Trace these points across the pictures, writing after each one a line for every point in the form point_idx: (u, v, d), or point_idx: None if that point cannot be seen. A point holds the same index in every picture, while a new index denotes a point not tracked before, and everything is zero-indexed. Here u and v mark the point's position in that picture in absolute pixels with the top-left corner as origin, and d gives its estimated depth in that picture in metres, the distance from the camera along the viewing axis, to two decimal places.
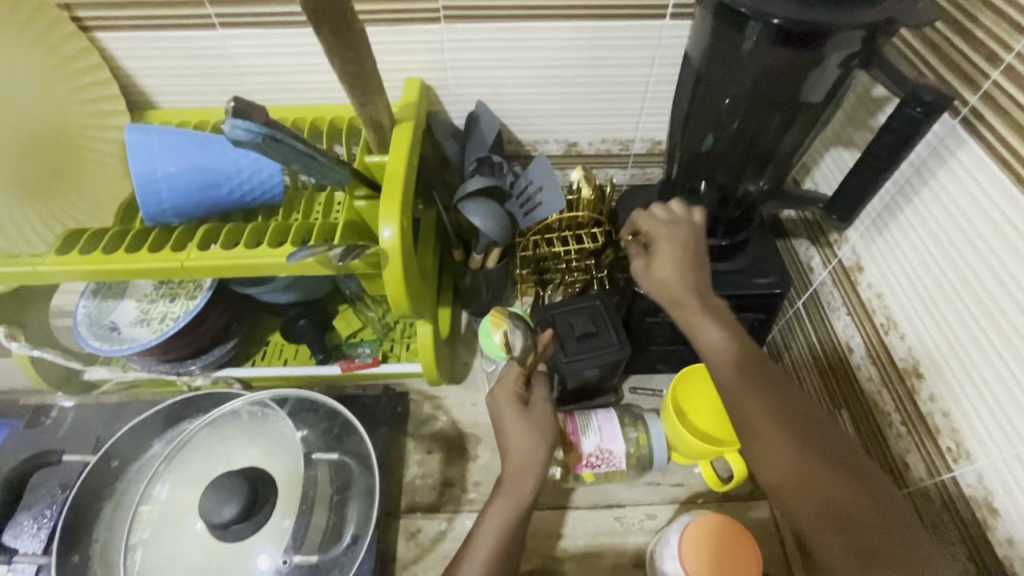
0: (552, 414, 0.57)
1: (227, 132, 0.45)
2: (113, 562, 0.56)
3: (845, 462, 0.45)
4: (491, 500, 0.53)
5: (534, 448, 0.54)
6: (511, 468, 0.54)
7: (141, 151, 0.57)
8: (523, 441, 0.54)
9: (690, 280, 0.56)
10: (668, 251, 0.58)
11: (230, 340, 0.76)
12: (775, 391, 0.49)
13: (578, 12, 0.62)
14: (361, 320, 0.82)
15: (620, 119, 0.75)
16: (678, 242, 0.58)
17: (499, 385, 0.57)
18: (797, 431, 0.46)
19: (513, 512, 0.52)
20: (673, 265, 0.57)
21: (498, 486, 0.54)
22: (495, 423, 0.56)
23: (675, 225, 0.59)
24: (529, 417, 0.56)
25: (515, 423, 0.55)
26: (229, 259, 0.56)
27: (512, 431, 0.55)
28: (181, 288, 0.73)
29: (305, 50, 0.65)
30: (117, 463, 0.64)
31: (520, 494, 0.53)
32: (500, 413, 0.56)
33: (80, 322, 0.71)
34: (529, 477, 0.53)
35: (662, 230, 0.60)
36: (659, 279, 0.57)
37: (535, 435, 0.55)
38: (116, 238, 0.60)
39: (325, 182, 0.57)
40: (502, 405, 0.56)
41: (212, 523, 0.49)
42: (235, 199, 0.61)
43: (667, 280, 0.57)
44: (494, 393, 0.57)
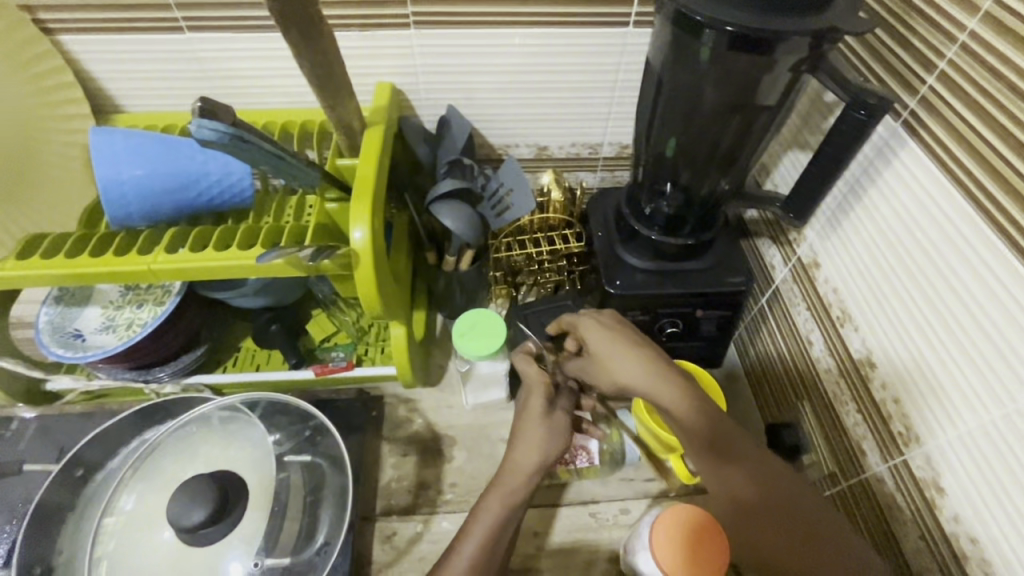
0: (565, 424, 0.59)
1: (194, 132, 0.45)
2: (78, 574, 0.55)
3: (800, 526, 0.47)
4: (483, 499, 0.54)
5: (533, 450, 0.56)
6: (510, 461, 0.56)
7: (106, 154, 0.56)
8: (528, 436, 0.57)
9: (654, 372, 0.53)
10: (606, 349, 0.57)
11: (200, 346, 0.75)
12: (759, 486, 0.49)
13: (544, 18, 0.64)
14: (336, 325, 0.83)
15: (589, 123, 0.77)
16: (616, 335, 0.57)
17: (531, 384, 0.62)
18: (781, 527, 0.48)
19: (500, 514, 0.53)
20: (623, 360, 0.55)
21: (490, 486, 0.55)
22: (520, 414, 0.60)
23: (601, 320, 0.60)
24: (548, 417, 0.58)
25: (533, 416, 0.58)
26: (199, 261, 0.56)
27: (527, 427, 0.58)
28: (147, 293, 0.72)
29: (274, 53, 0.65)
30: (81, 472, 0.62)
31: (508, 491, 0.54)
32: (527, 407, 0.60)
33: (42, 329, 0.69)
34: (522, 476, 0.55)
35: (593, 331, 0.59)
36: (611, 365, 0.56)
37: (542, 435, 0.57)
38: (82, 240, 0.59)
39: (295, 183, 0.57)
40: (528, 402, 0.60)
41: (179, 527, 0.49)
42: (204, 202, 0.61)
43: (626, 379, 0.55)
44: (525, 389, 0.61)
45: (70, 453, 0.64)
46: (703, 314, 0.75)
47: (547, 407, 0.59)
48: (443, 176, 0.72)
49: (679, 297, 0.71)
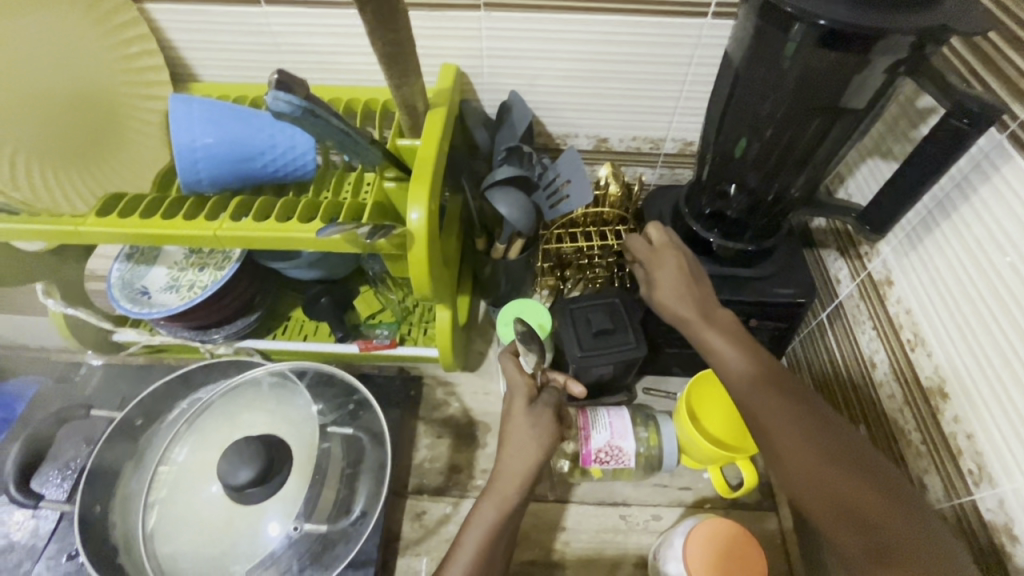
0: (551, 418, 0.58)
1: (269, 103, 0.46)
2: (130, 519, 0.58)
3: (837, 450, 0.46)
4: (479, 502, 0.55)
5: (522, 452, 0.55)
6: (502, 468, 0.55)
7: (183, 122, 0.58)
8: (516, 438, 0.56)
9: (691, 298, 0.59)
10: (667, 276, 0.62)
11: (254, 312, 0.78)
12: (781, 390, 0.51)
13: (618, 6, 0.61)
14: (381, 303, 0.83)
15: (653, 117, 0.74)
16: (671, 266, 0.62)
17: (514, 384, 0.60)
18: (797, 428, 0.48)
19: (496, 519, 0.53)
20: (669, 287, 0.61)
21: (487, 488, 0.55)
22: (504, 417, 0.58)
23: (666, 250, 0.64)
24: (533, 413, 0.57)
25: (517, 417, 0.57)
26: (262, 231, 0.57)
27: (513, 429, 0.56)
28: (210, 257, 0.75)
29: (345, 31, 0.66)
30: (141, 422, 0.66)
31: (502, 499, 0.54)
32: (510, 408, 0.59)
33: (113, 284, 0.73)
34: (514, 482, 0.54)
35: (648, 255, 0.64)
36: (663, 302, 0.61)
37: (529, 434, 0.56)
38: (154, 203, 0.62)
39: (356, 161, 0.58)
40: (511, 403, 0.58)
41: (228, 485, 0.51)
42: (268, 173, 0.62)
43: (670, 302, 0.60)
44: (506, 391, 0.60)
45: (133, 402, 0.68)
46: (756, 324, 0.72)
47: (529, 406, 0.58)
48: (500, 163, 0.70)
49: (731, 304, 0.68)
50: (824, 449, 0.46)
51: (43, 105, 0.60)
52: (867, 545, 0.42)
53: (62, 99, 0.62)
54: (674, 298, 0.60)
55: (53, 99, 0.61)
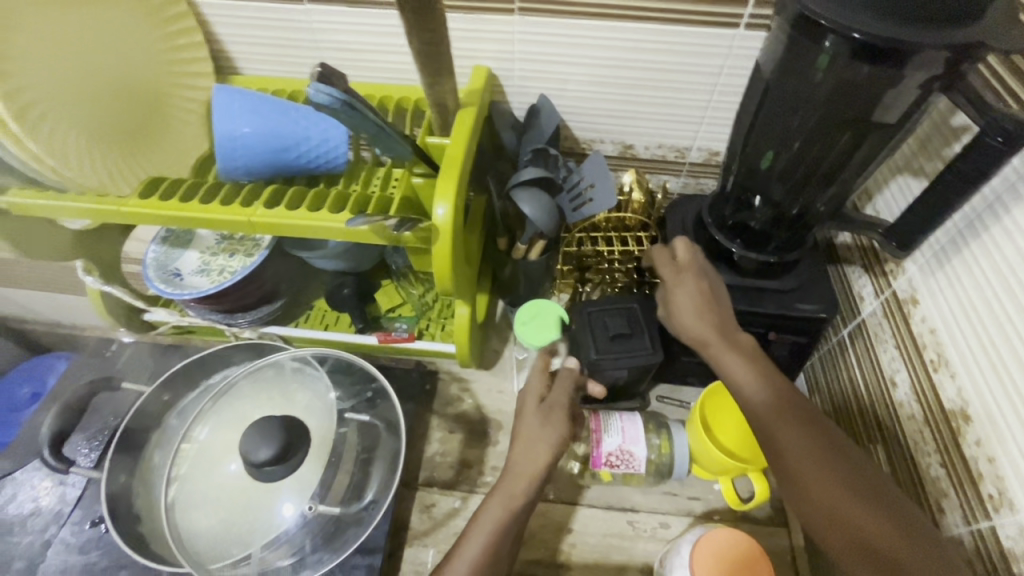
0: (563, 418, 0.59)
1: (311, 95, 0.49)
2: (155, 490, 0.61)
3: (857, 483, 0.47)
4: (486, 500, 0.56)
5: (533, 449, 0.56)
6: (512, 466, 0.56)
7: (225, 111, 0.61)
8: (528, 437, 0.57)
9: (712, 318, 0.59)
10: (687, 296, 0.61)
11: (278, 299, 0.81)
12: (802, 418, 0.51)
13: (650, 15, 0.62)
14: (402, 296, 0.85)
15: (680, 126, 0.75)
16: (693, 286, 0.62)
17: (530, 386, 0.62)
18: (818, 459, 0.48)
19: (504, 516, 0.54)
20: (689, 306, 0.61)
21: (495, 486, 0.56)
22: (518, 416, 0.61)
23: (688, 269, 0.63)
24: (545, 414, 0.59)
25: (528, 417, 0.59)
26: (294, 219, 0.59)
27: (525, 428, 0.58)
28: (239, 244, 0.78)
29: (382, 30, 0.68)
30: (168, 398, 0.68)
31: (510, 496, 0.55)
32: (523, 408, 0.61)
33: (148, 265, 0.76)
34: (524, 480, 0.55)
35: (670, 272, 0.64)
36: (682, 322, 0.61)
37: (539, 433, 0.58)
38: (192, 187, 0.64)
39: (387, 155, 0.59)
40: (524, 403, 0.61)
41: (249, 462, 0.52)
42: (301, 164, 0.64)
43: (689, 322, 0.60)
44: (521, 392, 0.62)
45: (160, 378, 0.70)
46: (775, 337, 0.72)
47: (539, 405, 0.60)
48: (524, 164, 0.71)
49: (748, 314, 0.68)
50: (845, 481, 0.47)
51: (102, 91, 0.63)
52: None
53: (119, 87, 0.64)
54: (693, 320, 0.59)
55: (111, 86, 0.63)
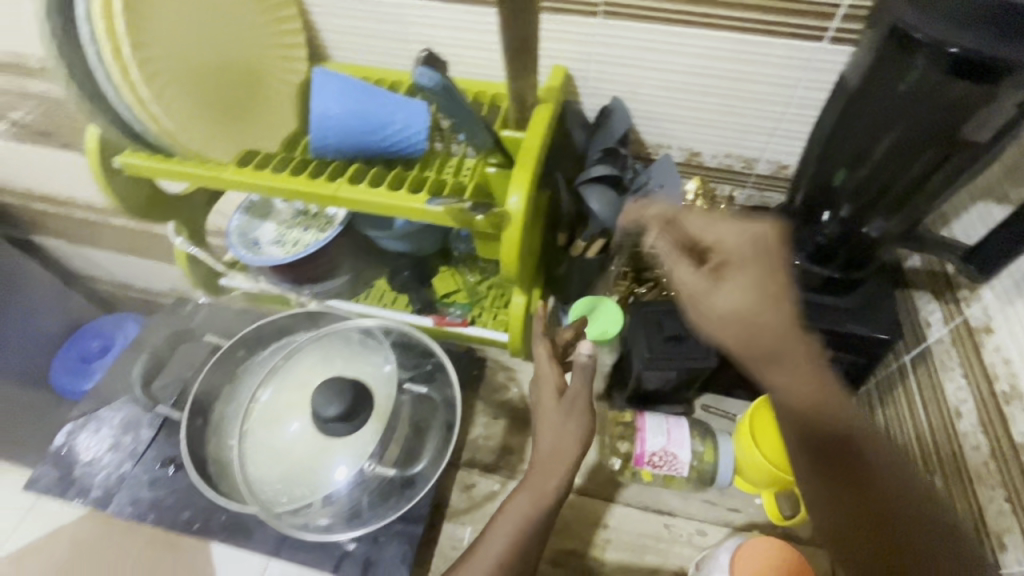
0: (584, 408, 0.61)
1: (416, 76, 0.53)
2: (228, 433, 0.67)
3: (898, 521, 0.43)
4: (512, 496, 0.59)
5: (561, 444, 0.60)
6: (539, 461, 0.60)
7: (321, 92, 0.65)
8: (551, 430, 0.60)
9: (770, 312, 0.44)
10: (739, 284, 0.45)
11: (342, 276, 0.85)
12: (849, 446, 0.44)
13: (732, 25, 0.63)
14: (457, 284, 0.86)
15: (750, 136, 0.75)
16: (745, 270, 0.46)
17: (544, 376, 0.64)
18: (850, 491, 0.44)
19: (531, 510, 0.58)
20: (741, 298, 0.45)
21: (522, 482, 0.60)
22: (538, 409, 0.63)
23: (752, 242, 0.46)
24: (563, 408, 0.61)
25: (550, 412, 0.62)
26: (376, 197, 0.62)
27: (549, 419, 0.61)
28: (314, 220, 0.82)
29: (468, 26, 0.71)
30: (243, 353, 0.74)
31: (540, 491, 0.58)
32: (542, 401, 0.63)
33: (232, 232, 0.83)
34: (553, 476, 0.59)
35: (739, 248, 0.47)
36: (724, 312, 0.45)
37: (563, 427, 0.60)
38: (282, 160, 0.69)
39: (467, 140, 0.63)
40: (542, 397, 0.63)
41: (318, 416, 0.56)
42: (383, 146, 0.68)
43: (733, 313, 0.45)
44: (537, 384, 0.64)
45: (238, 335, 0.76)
46: (833, 355, 0.70)
47: (560, 401, 0.62)
48: (593, 162, 0.74)
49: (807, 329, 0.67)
50: (879, 518, 0.44)
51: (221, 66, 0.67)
52: None
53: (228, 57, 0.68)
54: (742, 309, 0.44)
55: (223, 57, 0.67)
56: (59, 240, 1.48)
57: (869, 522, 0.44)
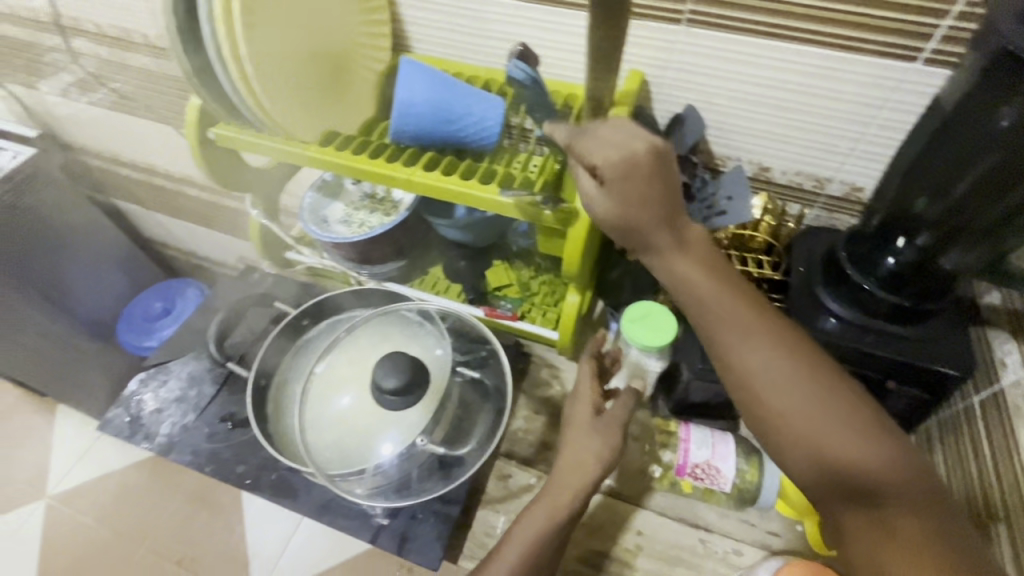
0: (615, 428, 0.65)
1: (509, 68, 0.57)
2: (289, 394, 0.71)
3: (833, 403, 0.48)
4: (529, 507, 0.62)
5: (585, 459, 0.63)
6: (559, 476, 0.63)
7: (406, 81, 0.67)
8: (578, 445, 0.64)
9: (653, 210, 0.51)
10: (620, 185, 0.51)
11: (400, 261, 0.88)
12: (780, 342, 0.51)
13: (821, 40, 0.62)
14: (510, 277, 0.87)
15: (825, 156, 0.73)
16: (638, 174, 0.51)
17: (583, 394, 0.69)
18: (790, 379, 0.49)
19: (545, 522, 0.60)
20: (623, 202, 0.51)
21: (538, 496, 0.62)
22: (571, 425, 0.67)
23: (627, 152, 0.51)
24: (595, 425, 0.65)
25: (582, 427, 0.66)
26: (449, 184, 0.65)
27: (578, 431, 0.65)
28: (380, 204, 0.85)
29: (550, 25, 0.72)
30: (307, 322, 0.78)
31: (555, 504, 0.61)
32: (577, 418, 0.67)
33: (304, 208, 0.87)
34: (570, 491, 0.61)
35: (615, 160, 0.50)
36: (615, 218, 0.52)
37: (590, 443, 0.64)
38: (362, 143, 0.72)
39: (545, 136, 0.65)
40: (577, 412, 0.67)
41: (378, 388, 0.59)
42: (458, 137, 0.70)
43: (619, 211, 0.52)
44: (575, 401, 0.69)
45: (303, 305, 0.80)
46: (895, 387, 0.68)
47: (593, 416, 0.66)
48: None
49: (873, 357, 0.66)
50: (820, 404, 0.48)
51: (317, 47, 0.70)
52: (869, 522, 0.45)
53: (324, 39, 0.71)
54: (622, 212, 0.51)
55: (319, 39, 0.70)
56: (145, 206, 1.60)
57: (815, 414, 0.48)
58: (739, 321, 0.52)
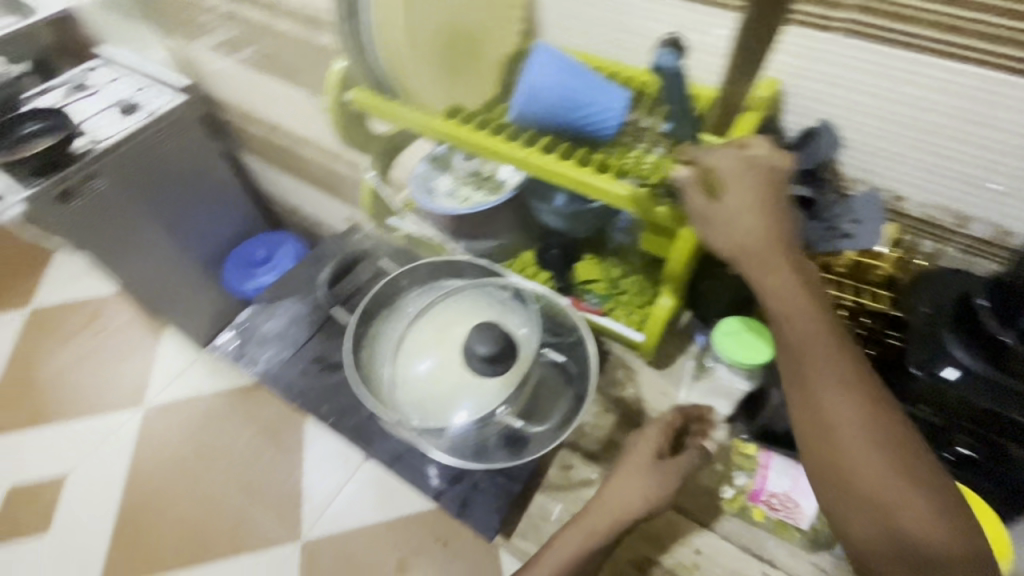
0: (671, 480, 0.64)
1: (657, 58, 0.58)
2: (380, 345, 0.76)
3: (907, 449, 0.49)
4: (566, 528, 0.64)
5: (629, 501, 0.63)
6: (598, 505, 0.64)
7: (539, 66, 0.68)
8: (628, 483, 0.64)
9: (772, 227, 0.54)
10: (740, 197, 0.54)
11: (495, 239, 0.90)
12: (865, 380, 0.51)
13: (996, 62, 0.56)
14: (600, 273, 0.86)
15: (976, 192, 0.67)
16: (752, 187, 0.55)
17: (649, 432, 0.67)
18: (865, 422, 0.49)
19: (578, 547, 0.62)
20: (750, 211, 0.54)
21: (579, 516, 0.64)
22: (628, 458, 0.67)
23: (754, 169, 0.55)
24: (654, 469, 0.65)
25: (638, 466, 0.65)
26: (564, 169, 0.66)
27: (630, 469, 0.65)
28: (485, 183, 0.88)
29: (688, 23, 0.71)
30: (405, 283, 0.82)
31: (590, 535, 0.63)
32: (636, 454, 0.66)
33: (415, 177, 0.91)
34: (607, 525, 0.63)
35: (736, 171, 0.55)
36: (733, 223, 0.55)
37: (640, 485, 0.64)
38: (483, 120, 0.75)
39: (671, 131, 0.64)
40: (639, 450, 0.66)
41: (473, 354, 0.64)
42: (578, 125, 0.70)
43: (736, 218, 0.55)
44: (640, 437, 0.67)
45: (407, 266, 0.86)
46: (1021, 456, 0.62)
47: (655, 459, 0.65)
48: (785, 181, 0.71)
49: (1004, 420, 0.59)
50: (890, 454, 0.49)
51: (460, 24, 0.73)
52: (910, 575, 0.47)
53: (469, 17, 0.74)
54: (748, 220, 0.54)
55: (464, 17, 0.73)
56: (267, 161, 1.75)
57: (881, 456, 0.48)
58: (841, 369, 0.51)
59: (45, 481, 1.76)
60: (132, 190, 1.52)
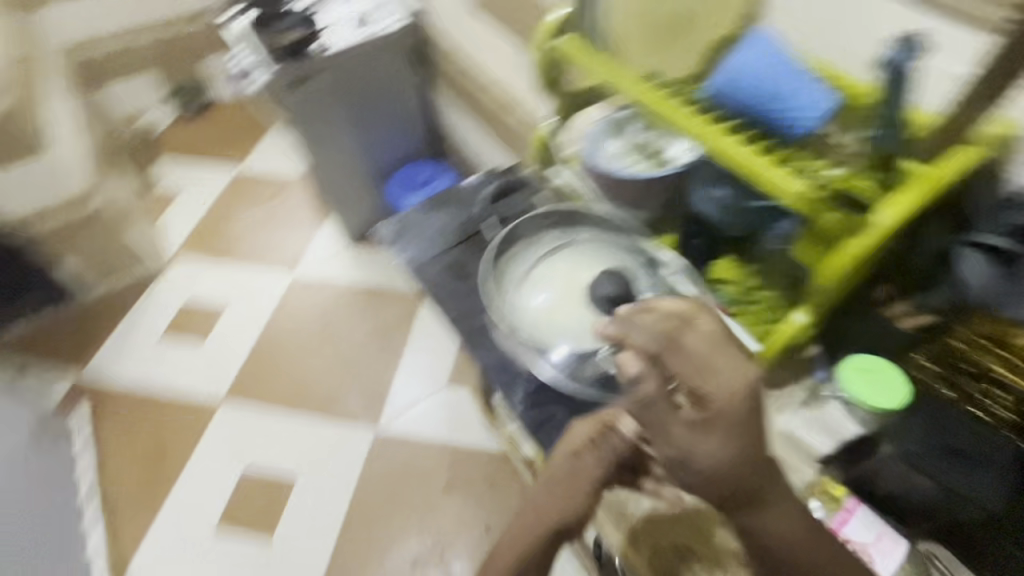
0: (587, 490, 0.72)
1: (890, 52, 0.65)
2: (522, 261, 0.90)
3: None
4: (505, 534, 0.74)
5: (558, 496, 0.72)
6: (534, 503, 0.73)
7: (756, 48, 0.74)
8: (555, 480, 0.73)
9: (742, 432, 0.55)
10: (727, 373, 0.55)
11: (643, 212, 0.93)
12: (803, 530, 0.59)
13: None
14: (736, 274, 0.86)
15: None
16: (729, 400, 0.55)
17: (564, 459, 0.74)
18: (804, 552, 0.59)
19: (527, 540, 0.71)
20: (735, 395, 0.55)
21: (512, 522, 0.74)
22: (559, 454, 0.75)
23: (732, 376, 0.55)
24: (567, 483, 0.72)
25: (563, 463, 0.74)
26: (742, 153, 0.72)
27: (555, 477, 0.73)
28: (654, 154, 0.92)
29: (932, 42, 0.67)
30: (548, 221, 0.93)
31: (541, 521, 0.71)
32: (564, 458, 0.74)
33: (589, 132, 0.97)
34: (542, 520, 0.71)
35: (699, 351, 0.57)
36: (727, 395, 0.55)
37: (563, 487, 0.72)
38: (678, 95, 0.83)
39: (875, 138, 0.70)
40: (557, 460, 0.74)
41: (607, 291, 0.82)
42: (771, 117, 0.73)
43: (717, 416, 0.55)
44: (563, 449, 0.75)
45: (562, 206, 0.94)
46: None
47: (568, 467, 0.73)
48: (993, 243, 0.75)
49: None
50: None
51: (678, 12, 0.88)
52: None
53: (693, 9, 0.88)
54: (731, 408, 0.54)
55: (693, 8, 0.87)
56: (467, 102, 1.97)
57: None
58: (789, 517, 0.58)
59: (214, 305, 2.21)
60: (341, 97, 1.91)
